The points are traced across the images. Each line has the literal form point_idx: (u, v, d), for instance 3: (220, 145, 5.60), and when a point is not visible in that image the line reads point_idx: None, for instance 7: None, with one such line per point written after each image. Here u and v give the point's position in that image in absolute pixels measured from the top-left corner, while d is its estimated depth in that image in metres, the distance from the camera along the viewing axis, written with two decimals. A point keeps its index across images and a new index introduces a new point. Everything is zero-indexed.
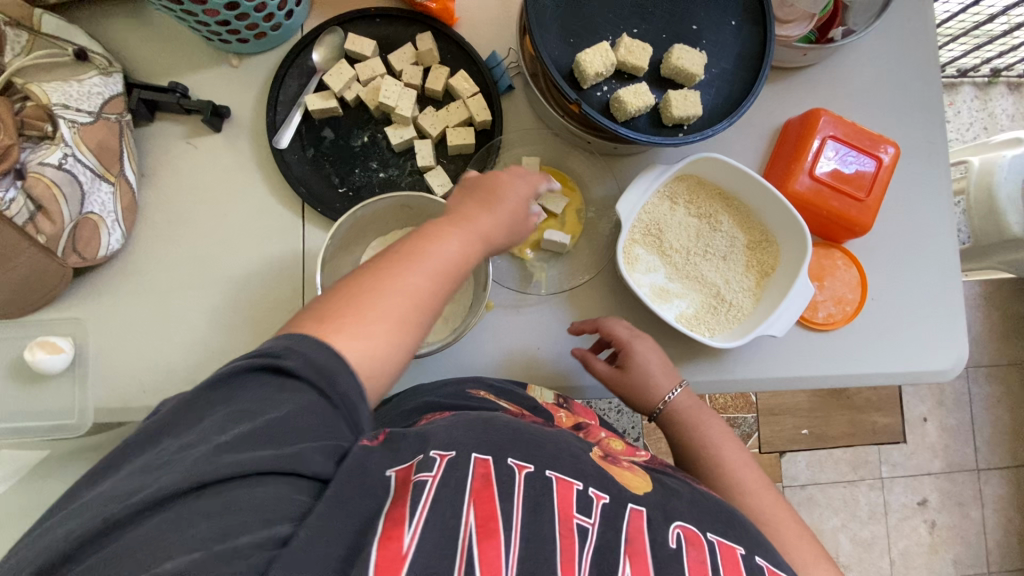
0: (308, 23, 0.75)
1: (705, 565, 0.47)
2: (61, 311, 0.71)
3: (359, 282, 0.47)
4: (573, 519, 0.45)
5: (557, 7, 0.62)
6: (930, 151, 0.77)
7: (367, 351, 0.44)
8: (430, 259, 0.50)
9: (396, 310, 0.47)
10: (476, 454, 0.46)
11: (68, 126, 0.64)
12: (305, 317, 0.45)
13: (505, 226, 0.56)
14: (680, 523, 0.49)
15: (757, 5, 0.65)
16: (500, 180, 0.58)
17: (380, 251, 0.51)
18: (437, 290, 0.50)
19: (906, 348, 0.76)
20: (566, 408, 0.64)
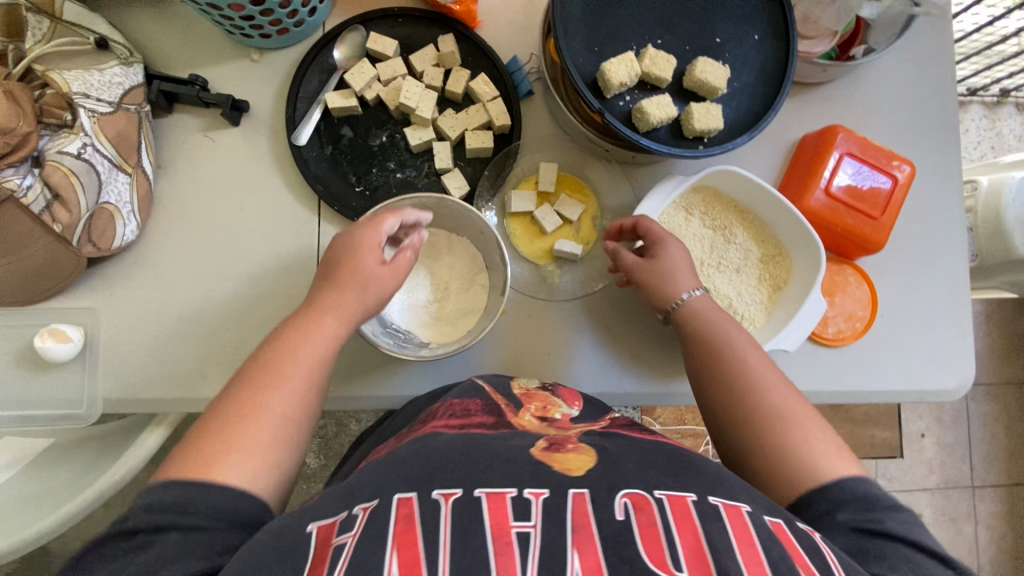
0: (330, 20, 0.75)
1: (656, 528, 0.42)
2: (72, 300, 0.70)
3: (217, 418, 0.47)
4: (510, 530, 0.41)
5: (583, 15, 0.62)
6: (945, 171, 0.77)
7: (258, 479, 0.45)
8: (292, 367, 0.51)
9: (274, 425, 0.48)
10: (400, 493, 0.43)
11: (88, 115, 0.64)
12: (178, 465, 0.44)
13: (373, 288, 0.57)
14: (624, 490, 0.44)
15: (781, 20, 0.65)
16: (345, 247, 0.57)
17: (239, 369, 0.52)
18: (307, 390, 0.51)
19: (915, 367, 0.76)
20: (533, 399, 0.60)
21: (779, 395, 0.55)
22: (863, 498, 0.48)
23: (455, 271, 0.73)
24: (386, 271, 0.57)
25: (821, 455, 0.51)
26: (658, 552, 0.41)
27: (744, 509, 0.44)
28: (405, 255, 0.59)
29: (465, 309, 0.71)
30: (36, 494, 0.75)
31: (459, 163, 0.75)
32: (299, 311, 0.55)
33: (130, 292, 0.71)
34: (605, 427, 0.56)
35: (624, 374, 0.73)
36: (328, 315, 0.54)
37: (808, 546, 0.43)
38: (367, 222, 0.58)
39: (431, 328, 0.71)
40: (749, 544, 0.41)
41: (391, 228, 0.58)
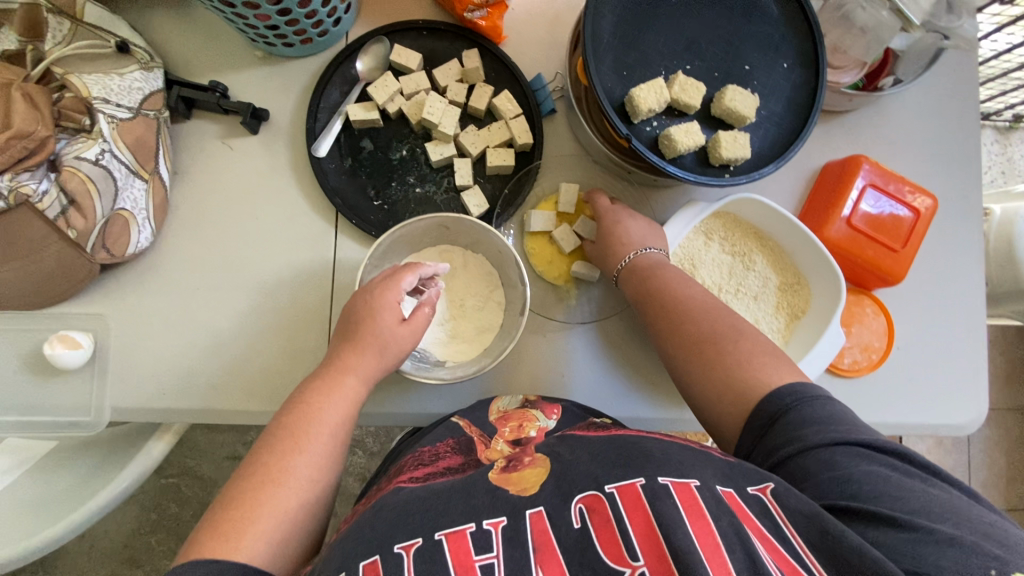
0: (354, 30, 0.74)
1: (610, 525, 0.45)
2: (83, 305, 0.69)
3: (244, 481, 0.49)
4: (475, 564, 0.43)
5: (613, 38, 0.62)
6: (965, 205, 0.77)
7: (282, 545, 0.47)
8: (315, 430, 0.53)
9: (298, 490, 0.50)
10: (362, 560, 0.44)
11: (107, 120, 0.63)
12: (206, 536, 0.46)
13: (393, 350, 0.59)
14: (578, 496, 0.47)
15: (812, 49, 0.65)
16: (368, 313, 0.58)
17: (262, 435, 0.53)
18: (329, 454, 0.53)
19: (931, 402, 0.75)
20: (509, 420, 0.62)
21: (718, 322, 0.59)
22: (797, 400, 0.51)
23: (471, 288, 0.72)
24: (403, 329, 0.59)
25: (757, 366, 0.55)
26: (616, 548, 0.44)
27: (693, 484, 0.45)
28: (422, 314, 0.61)
29: (481, 327, 0.70)
30: (37, 499, 0.74)
31: (479, 179, 0.74)
32: (320, 372, 0.57)
33: (142, 300, 0.70)
34: (568, 432, 0.58)
35: (640, 400, 0.72)
36: (349, 375, 0.57)
37: (758, 509, 0.44)
38: (387, 282, 0.60)
39: (448, 345, 0.70)
40: (699, 516, 0.43)
41: (409, 286, 0.60)
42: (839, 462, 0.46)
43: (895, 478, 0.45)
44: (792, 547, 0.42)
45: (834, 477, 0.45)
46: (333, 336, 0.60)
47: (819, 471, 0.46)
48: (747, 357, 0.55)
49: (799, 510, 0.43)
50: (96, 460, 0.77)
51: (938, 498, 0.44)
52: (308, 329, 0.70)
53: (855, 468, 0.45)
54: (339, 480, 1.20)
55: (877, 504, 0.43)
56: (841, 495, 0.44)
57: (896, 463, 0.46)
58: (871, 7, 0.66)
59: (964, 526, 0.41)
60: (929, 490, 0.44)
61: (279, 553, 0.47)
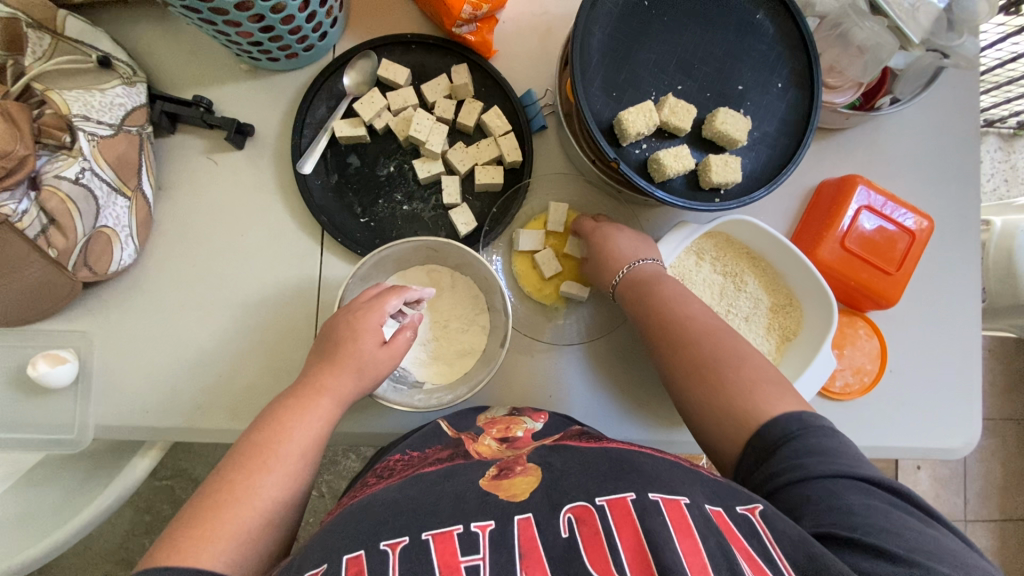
0: (341, 44, 0.73)
1: (599, 537, 0.43)
2: (66, 322, 0.69)
3: (208, 498, 0.48)
4: (460, 565, 0.42)
5: (602, 58, 0.60)
6: (962, 225, 0.76)
7: (239, 568, 0.46)
8: (286, 449, 0.52)
9: (262, 510, 0.49)
10: (347, 555, 0.42)
11: (87, 138, 0.61)
12: (163, 551, 0.45)
13: (367, 372, 0.58)
14: (568, 506, 0.46)
15: (806, 69, 0.63)
16: (344, 329, 0.58)
17: (232, 447, 0.52)
18: (297, 474, 0.52)
19: (923, 426, 0.74)
20: (496, 423, 0.61)
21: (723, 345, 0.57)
22: (802, 429, 0.50)
23: (456, 311, 0.71)
24: (383, 352, 0.59)
25: (762, 392, 0.53)
26: (602, 560, 0.42)
27: (683, 502, 0.45)
28: (401, 338, 0.60)
29: (463, 349, 0.70)
30: (23, 514, 0.74)
31: (468, 197, 0.73)
32: (295, 390, 0.56)
33: (127, 317, 0.69)
34: (558, 440, 0.56)
35: (623, 423, 0.71)
36: (324, 396, 0.56)
37: (746, 530, 0.44)
38: (371, 303, 0.59)
39: (428, 366, 0.69)
40: (688, 534, 0.42)
41: (393, 309, 0.60)
42: (839, 494, 0.45)
43: (891, 511, 0.44)
44: (778, 569, 0.41)
45: (833, 507, 0.44)
46: (312, 351, 0.60)
47: (817, 499, 0.45)
48: (753, 382, 0.54)
49: (789, 534, 0.43)
50: (82, 474, 0.77)
51: (933, 535, 0.43)
52: (294, 347, 0.70)
53: (853, 499, 0.45)
54: (332, 485, 1.20)
55: (876, 536, 0.42)
56: (839, 524, 0.43)
57: (894, 499, 0.45)
58: (866, 24, 0.65)
59: (955, 565, 0.41)
60: (926, 528, 0.43)
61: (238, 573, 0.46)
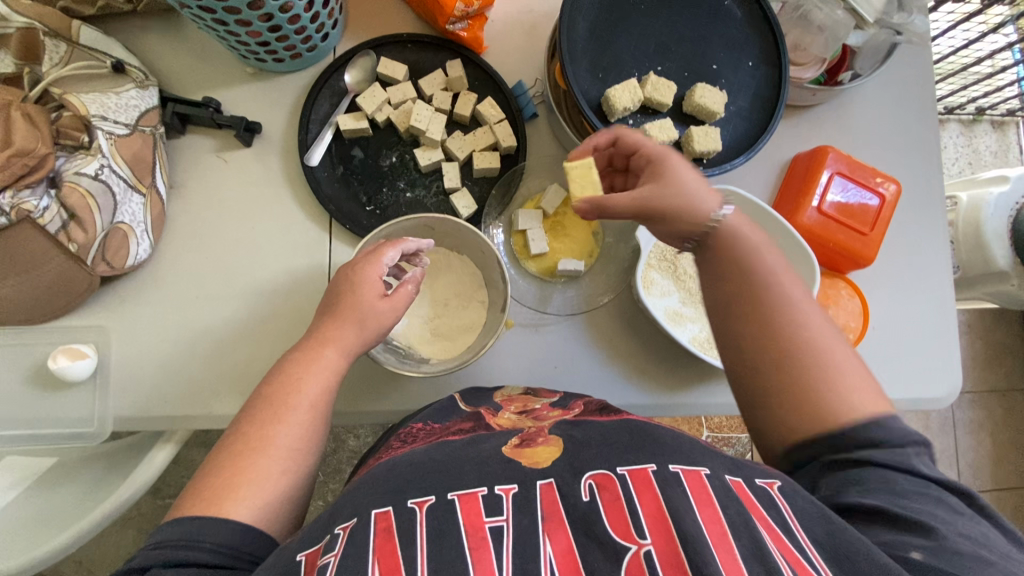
0: (341, 45, 0.77)
1: (620, 501, 0.46)
2: (83, 319, 0.71)
3: (227, 449, 0.51)
4: (485, 526, 0.45)
5: (587, 44, 0.65)
6: (927, 189, 0.81)
7: (264, 515, 0.48)
8: (297, 401, 0.54)
9: (279, 458, 0.51)
10: (376, 509, 0.45)
11: (104, 136, 0.65)
12: (188, 500, 0.48)
13: (370, 322, 0.60)
14: (590, 473, 0.48)
15: (774, 47, 0.69)
16: (346, 286, 0.60)
17: (244, 405, 0.55)
18: (309, 425, 0.54)
19: (907, 377, 0.78)
20: (513, 401, 0.64)
21: (804, 327, 0.52)
22: (886, 435, 0.48)
23: (455, 288, 0.74)
24: (383, 304, 0.61)
25: (846, 389, 0.50)
26: (624, 524, 0.45)
27: (704, 472, 0.48)
28: (405, 290, 0.62)
29: (465, 325, 0.73)
30: (38, 513, 0.74)
31: (467, 182, 0.77)
32: (301, 345, 0.59)
33: (144, 310, 0.72)
34: (579, 415, 0.58)
35: (622, 384, 0.74)
36: (329, 348, 0.58)
37: (763, 500, 0.46)
38: (368, 257, 0.61)
39: (432, 343, 0.72)
40: (708, 504, 0.45)
41: (390, 261, 0.62)
42: (895, 482, 0.46)
43: (945, 504, 0.45)
44: (797, 541, 0.43)
45: (886, 487, 0.46)
46: (318, 307, 0.62)
47: (873, 484, 0.46)
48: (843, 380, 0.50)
49: (808, 512, 0.45)
50: (100, 472, 0.78)
51: (979, 531, 0.45)
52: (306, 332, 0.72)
53: (909, 488, 0.46)
54: None
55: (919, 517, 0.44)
56: (891, 504, 0.45)
57: (948, 493, 0.47)
58: (827, 7, 0.71)
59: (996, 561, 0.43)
60: (973, 523, 0.45)
61: (263, 518, 0.48)
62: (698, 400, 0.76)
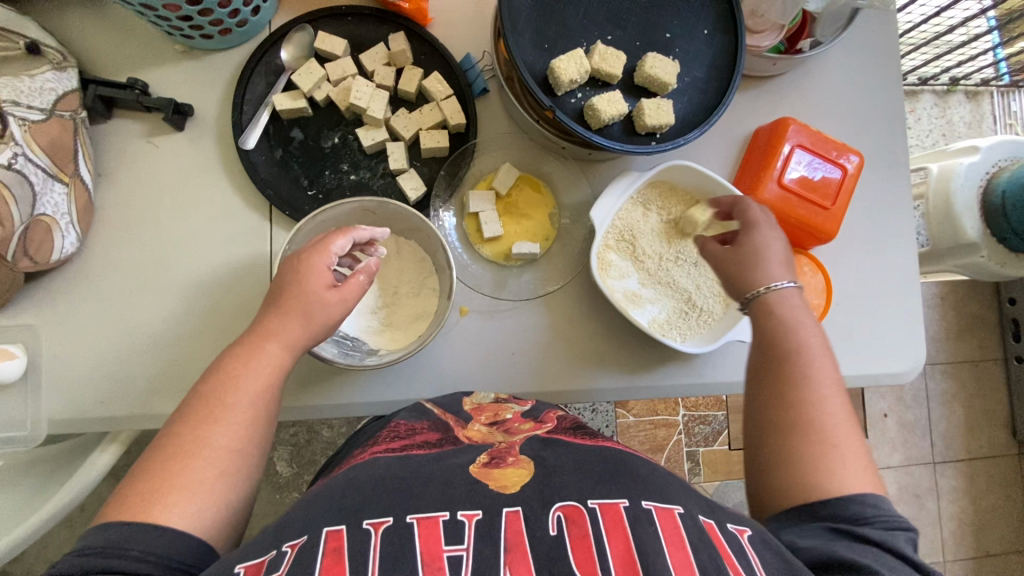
0: (277, 19, 0.73)
1: (588, 539, 0.43)
2: (12, 319, 0.67)
3: (159, 450, 0.48)
4: (442, 555, 0.42)
5: (531, 12, 0.62)
6: (891, 160, 0.79)
7: (198, 519, 0.46)
8: (236, 398, 0.52)
9: (212, 459, 0.49)
10: (328, 527, 0.43)
11: (18, 123, 0.60)
12: (115, 505, 0.45)
13: (314, 315, 0.57)
14: (559, 504, 0.46)
15: (727, 13, 0.66)
16: (292, 279, 0.57)
17: (182, 400, 0.52)
18: (250, 423, 0.52)
19: (870, 352, 0.77)
20: (483, 411, 0.63)
21: (820, 415, 0.52)
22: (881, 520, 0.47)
23: (405, 277, 0.71)
24: (331, 295, 0.57)
25: (848, 479, 0.49)
26: (590, 563, 0.42)
27: (677, 512, 0.46)
28: (355, 281, 0.59)
29: (416, 314, 0.70)
30: None
31: (414, 163, 0.74)
32: (244, 339, 0.56)
33: (76, 307, 0.68)
34: (550, 432, 0.58)
35: (582, 372, 0.73)
36: (271, 342, 0.55)
37: (736, 547, 0.44)
38: (317, 246, 0.58)
39: (382, 333, 0.70)
40: (680, 547, 0.43)
41: (340, 250, 0.59)
42: (882, 554, 0.44)
43: None
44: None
45: (874, 537, 0.45)
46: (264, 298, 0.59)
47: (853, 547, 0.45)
48: (843, 467, 0.49)
49: (778, 560, 0.43)
50: (44, 475, 0.75)
51: None
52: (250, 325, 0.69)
53: (896, 564, 0.43)
54: None
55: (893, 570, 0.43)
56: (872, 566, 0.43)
57: None
58: None
59: None
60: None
61: (196, 523, 0.46)
62: (659, 383, 0.74)
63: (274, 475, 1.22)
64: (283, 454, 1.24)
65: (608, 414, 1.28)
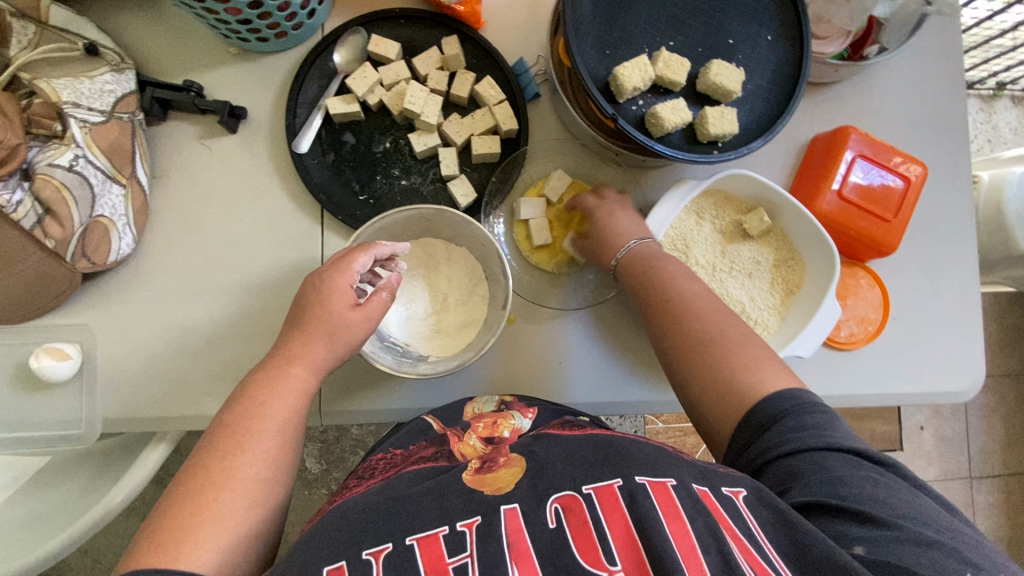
0: (329, 22, 0.72)
1: (588, 527, 0.44)
2: (67, 317, 0.68)
3: (184, 485, 0.48)
4: (448, 567, 0.42)
5: (594, 17, 0.60)
6: (954, 170, 0.77)
7: (226, 557, 0.46)
8: (262, 427, 0.52)
9: (242, 491, 0.48)
10: (327, 567, 0.41)
11: (79, 125, 0.61)
12: (142, 548, 0.44)
13: (339, 335, 0.57)
14: (555, 496, 0.46)
15: (794, 19, 0.64)
16: (312, 301, 0.57)
17: (204, 435, 0.52)
18: (277, 451, 0.52)
19: (928, 368, 0.75)
20: (482, 419, 0.61)
21: (704, 325, 0.58)
22: (796, 406, 0.50)
23: (454, 283, 0.71)
24: (356, 314, 0.57)
25: (757, 374, 0.54)
26: (593, 550, 0.42)
27: (670, 484, 0.45)
28: (378, 298, 0.59)
29: (465, 321, 0.70)
30: (30, 514, 0.72)
31: (465, 168, 0.73)
32: (267, 363, 0.56)
33: (129, 306, 0.68)
34: (540, 429, 0.58)
35: (631, 382, 0.71)
36: (296, 365, 0.55)
37: (731, 510, 0.44)
38: (338, 264, 0.58)
39: (431, 340, 0.69)
40: (677, 517, 0.43)
41: (363, 267, 0.58)
42: (830, 465, 0.47)
43: (879, 482, 0.46)
44: (764, 551, 0.42)
45: (824, 479, 0.46)
46: (285, 319, 0.59)
47: (808, 472, 0.47)
48: (747, 364, 0.54)
49: (776, 517, 0.44)
50: (94, 471, 0.76)
51: (918, 504, 0.45)
52: None
53: (844, 472, 0.46)
54: None
55: (863, 504, 0.44)
56: (829, 495, 0.45)
57: (879, 469, 0.47)
58: None
59: (941, 531, 0.43)
60: (912, 496, 0.45)
61: (230, 561, 0.46)
62: None
63: (303, 471, 1.23)
64: (312, 451, 1.25)
65: (639, 420, 1.26)
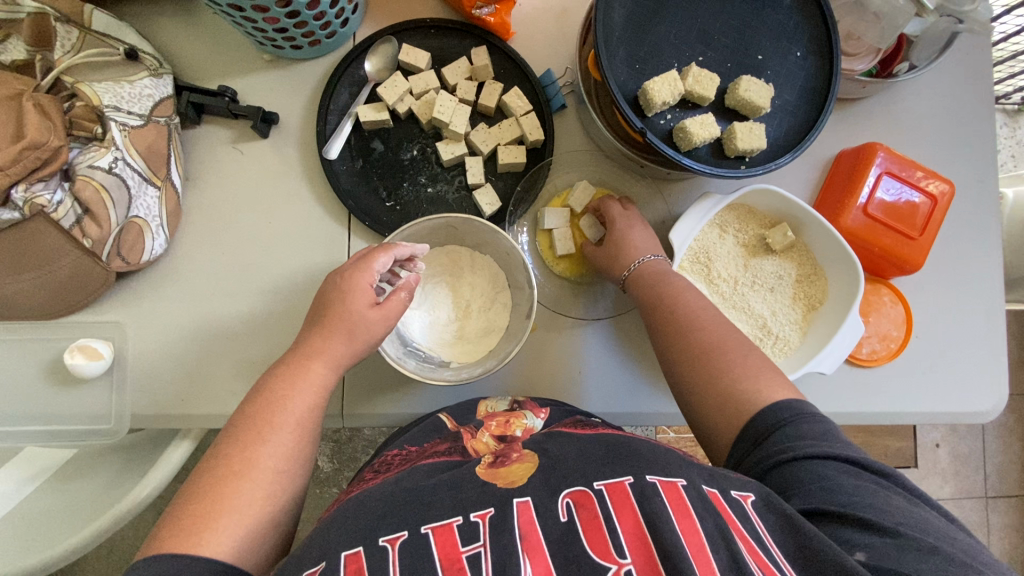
0: (361, 31, 0.74)
1: (598, 520, 0.44)
2: (99, 314, 0.69)
3: (206, 474, 0.49)
4: (461, 556, 0.42)
5: (624, 31, 0.61)
6: (980, 189, 0.76)
7: (244, 545, 0.47)
8: (282, 419, 0.53)
9: (261, 481, 0.49)
10: (346, 551, 0.43)
11: (119, 129, 0.62)
12: (165, 531, 0.46)
13: (359, 334, 0.57)
14: (567, 491, 0.46)
15: (824, 35, 0.64)
16: (332, 298, 0.57)
17: (225, 427, 0.53)
18: (295, 443, 0.52)
19: (950, 387, 0.74)
20: (495, 416, 0.61)
21: (707, 334, 0.58)
22: (792, 416, 0.50)
23: (477, 291, 0.72)
24: (375, 313, 0.58)
25: (757, 382, 0.54)
26: (602, 543, 0.42)
27: (681, 484, 0.45)
28: (397, 298, 0.59)
29: (486, 328, 0.70)
30: (58, 506, 0.74)
31: (490, 177, 0.74)
32: (288, 358, 0.57)
33: (160, 305, 0.70)
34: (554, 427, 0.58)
35: (651, 393, 0.72)
36: (316, 361, 0.56)
37: (740, 514, 0.44)
38: (359, 263, 0.58)
39: (453, 346, 0.70)
40: (687, 516, 0.42)
41: (383, 267, 0.59)
42: (827, 474, 0.46)
43: (879, 491, 0.45)
44: (772, 554, 0.42)
45: (822, 487, 0.45)
46: (308, 314, 0.60)
47: (806, 481, 0.46)
48: (747, 372, 0.55)
49: (781, 522, 0.43)
50: (120, 465, 0.77)
51: (919, 513, 0.44)
52: None
53: (843, 480, 0.45)
54: None
55: (863, 511, 0.43)
56: (828, 503, 0.44)
57: (879, 479, 0.46)
58: None
59: (943, 539, 0.42)
60: (912, 506, 0.45)
61: (247, 547, 0.47)
62: None
63: (316, 469, 1.24)
64: (325, 450, 1.26)
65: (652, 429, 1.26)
